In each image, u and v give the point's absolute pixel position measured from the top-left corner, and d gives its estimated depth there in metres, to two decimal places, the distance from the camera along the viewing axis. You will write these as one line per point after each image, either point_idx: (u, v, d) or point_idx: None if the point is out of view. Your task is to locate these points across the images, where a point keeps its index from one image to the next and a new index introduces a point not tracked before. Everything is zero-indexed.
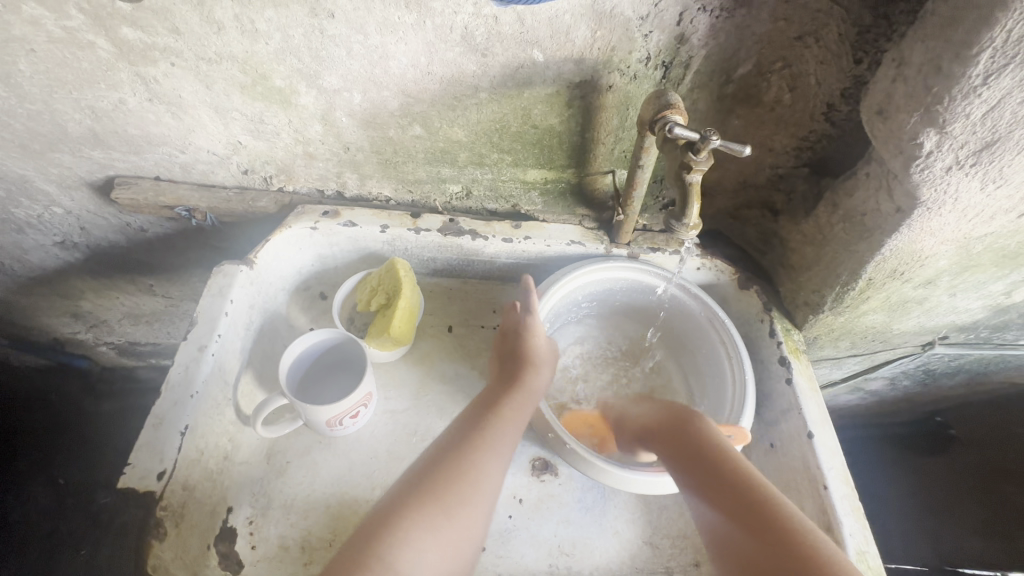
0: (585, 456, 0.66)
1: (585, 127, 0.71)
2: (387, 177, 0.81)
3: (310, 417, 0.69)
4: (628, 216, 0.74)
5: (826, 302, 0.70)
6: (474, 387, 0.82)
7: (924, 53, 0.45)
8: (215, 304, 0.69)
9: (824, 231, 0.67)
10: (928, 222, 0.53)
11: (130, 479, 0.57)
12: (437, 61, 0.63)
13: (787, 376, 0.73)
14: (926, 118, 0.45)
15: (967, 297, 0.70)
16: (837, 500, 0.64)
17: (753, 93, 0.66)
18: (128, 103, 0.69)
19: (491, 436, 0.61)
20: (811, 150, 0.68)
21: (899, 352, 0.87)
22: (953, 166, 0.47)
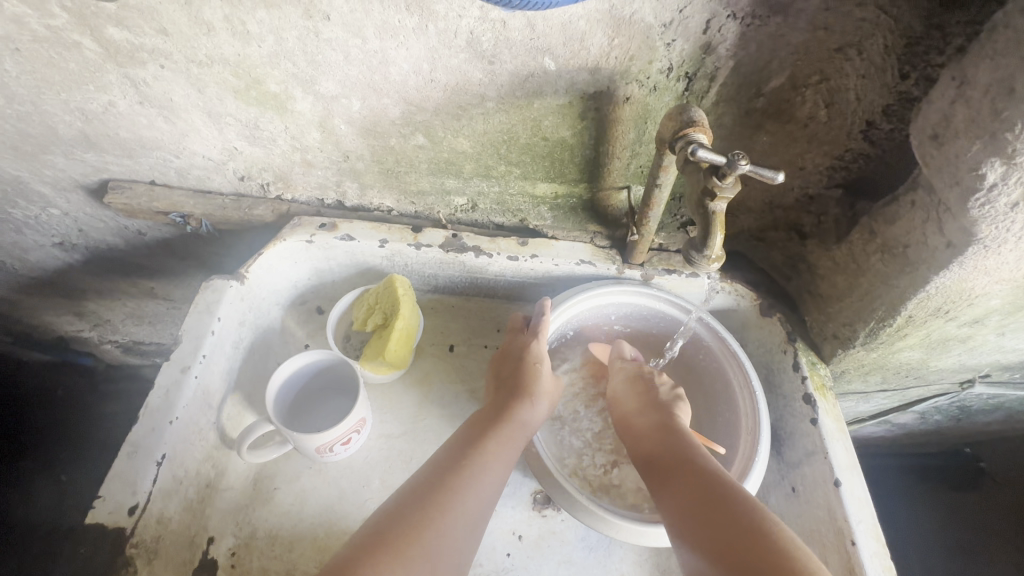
0: (585, 504, 0.62)
1: (599, 140, 0.66)
2: (389, 186, 0.77)
3: (298, 443, 0.65)
4: (643, 237, 0.69)
5: (858, 337, 0.64)
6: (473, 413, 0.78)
7: (992, 72, 0.39)
8: (202, 320, 0.66)
9: (859, 260, 0.61)
10: (983, 260, 0.47)
11: (99, 514, 0.54)
12: (441, 68, 0.58)
13: (812, 416, 0.67)
14: (992, 146, 0.40)
15: (1017, 337, 0.63)
16: (865, 560, 0.58)
17: (785, 108, 0.60)
18: (118, 106, 0.66)
19: (491, 464, 0.58)
20: (846, 170, 0.63)
21: (934, 388, 0.81)
22: (1020, 203, 0.40)
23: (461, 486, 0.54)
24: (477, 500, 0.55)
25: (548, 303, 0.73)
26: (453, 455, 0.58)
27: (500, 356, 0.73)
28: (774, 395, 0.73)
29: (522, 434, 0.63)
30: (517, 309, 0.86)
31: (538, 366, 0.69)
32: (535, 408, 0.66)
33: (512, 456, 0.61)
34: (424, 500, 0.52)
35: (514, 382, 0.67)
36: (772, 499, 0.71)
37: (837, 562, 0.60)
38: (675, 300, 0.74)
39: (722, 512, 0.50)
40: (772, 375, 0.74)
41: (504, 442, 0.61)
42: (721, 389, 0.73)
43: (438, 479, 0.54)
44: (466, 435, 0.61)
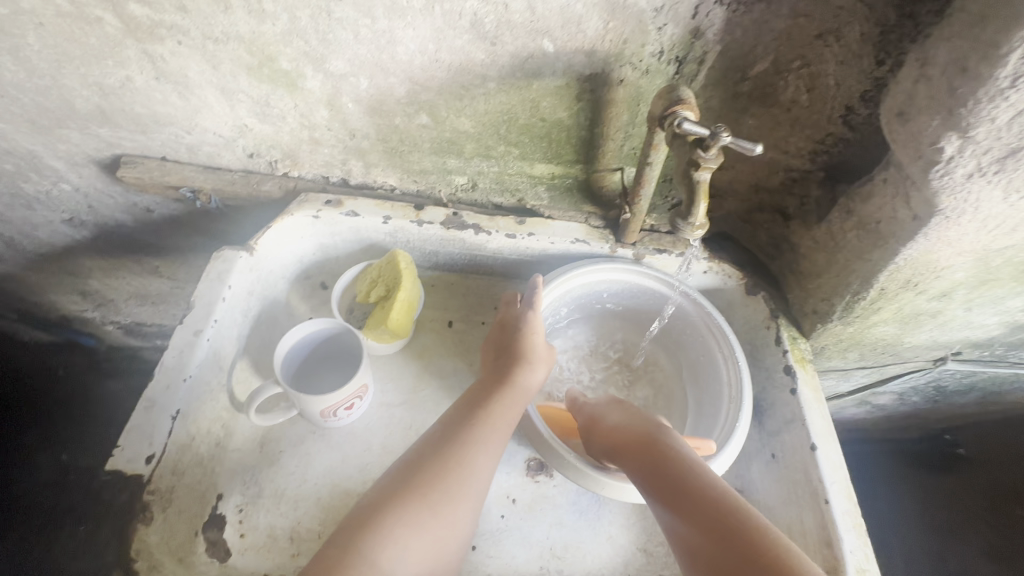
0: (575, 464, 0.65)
1: (594, 122, 0.70)
2: (392, 165, 0.80)
3: (304, 407, 0.69)
4: (635, 215, 0.72)
5: (836, 312, 0.68)
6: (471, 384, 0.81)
7: (950, 53, 0.43)
8: (214, 288, 0.69)
9: (837, 238, 0.65)
10: (946, 231, 0.50)
11: (118, 461, 0.57)
12: (445, 48, 0.62)
13: (792, 387, 0.71)
14: (949, 121, 0.43)
15: (983, 312, 0.67)
16: (837, 517, 0.62)
17: (769, 92, 0.64)
18: (134, 81, 0.68)
19: (484, 438, 0.60)
20: (828, 154, 0.66)
21: (909, 366, 0.85)
22: (974, 173, 0.45)
23: (460, 455, 0.58)
24: (477, 469, 0.59)
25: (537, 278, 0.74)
26: (449, 428, 0.61)
27: (494, 328, 0.74)
28: (757, 368, 0.77)
29: (522, 400, 0.66)
30: (514, 288, 0.89)
31: (531, 337, 0.71)
32: (532, 374, 0.69)
33: (513, 421, 0.64)
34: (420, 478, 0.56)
35: (509, 353, 0.70)
36: (754, 466, 0.75)
37: (812, 520, 0.64)
38: (665, 279, 0.78)
39: (697, 492, 0.54)
40: (756, 350, 0.78)
41: (503, 409, 0.64)
42: (707, 364, 0.77)
43: (433, 455, 0.58)
44: (464, 405, 0.64)
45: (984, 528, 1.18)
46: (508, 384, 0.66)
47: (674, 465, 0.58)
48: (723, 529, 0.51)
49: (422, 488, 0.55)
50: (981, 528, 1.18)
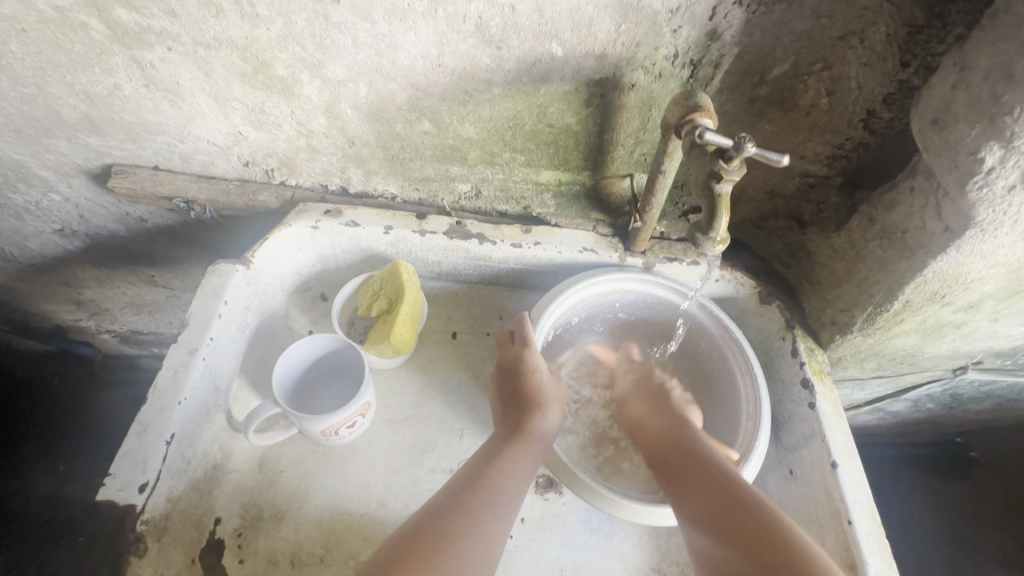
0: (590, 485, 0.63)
1: (603, 127, 0.67)
2: (393, 173, 0.77)
3: (305, 426, 0.66)
4: (646, 223, 0.70)
5: (856, 323, 0.66)
6: (476, 398, 0.79)
7: (992, 57, 0.41)
8: (209, 303, 0.66)
9: (858, 247, 0.62)
10: (980, 244, 0.48)
11: (109, 491, 0.54)
12: (448, 52, 0.59)
13: (810, 401, 0.69)
14: (991, 130, 0.41)
15: (1010, 323, 0.64)
16: (861, 538, 0.59)
17: (787, 95, 0.61)
18: (123, 89, 0.65)
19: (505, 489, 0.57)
20: (846, 159, 0.64)
21: (927, 375, 0.82)
22: (1017, 185, 0.42)
23: (476, 513, 0.54)
24: (493, 527, 0.54)
25: (525, 316, 0.72)
26: (465, 481, 0.57)
27: (497, 373, 0.71)
28: (772, 380, 0.74)
29: (537, 450, 0.63)
30: (519, 298, 0.87)
31: (537, 378, 0.68)
32: (547, 421, 0.66)
33: (527, 474, 0.61)
34: (437, 532, 0.51)
35: (518, 399, 0.67)
36: (770, 482, 0.72)
37: (833, 541, 0.62)
38: (677, 289, 0.76)
39: (717, 484, 0.56)
40: (771, 361, 0.75)
41: (519, 460, 0.61)
42: (722, 374, 0.75)
43: (448, 510, 0.53)
44: (480, 459, 0.61)
45: (1000, 536, 1.17)
46: (528, 429, 0.64)
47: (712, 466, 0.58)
48: (742, 518, 0.51)
49: (439, 543, 0.50)
50: (997, 537, 1.17)
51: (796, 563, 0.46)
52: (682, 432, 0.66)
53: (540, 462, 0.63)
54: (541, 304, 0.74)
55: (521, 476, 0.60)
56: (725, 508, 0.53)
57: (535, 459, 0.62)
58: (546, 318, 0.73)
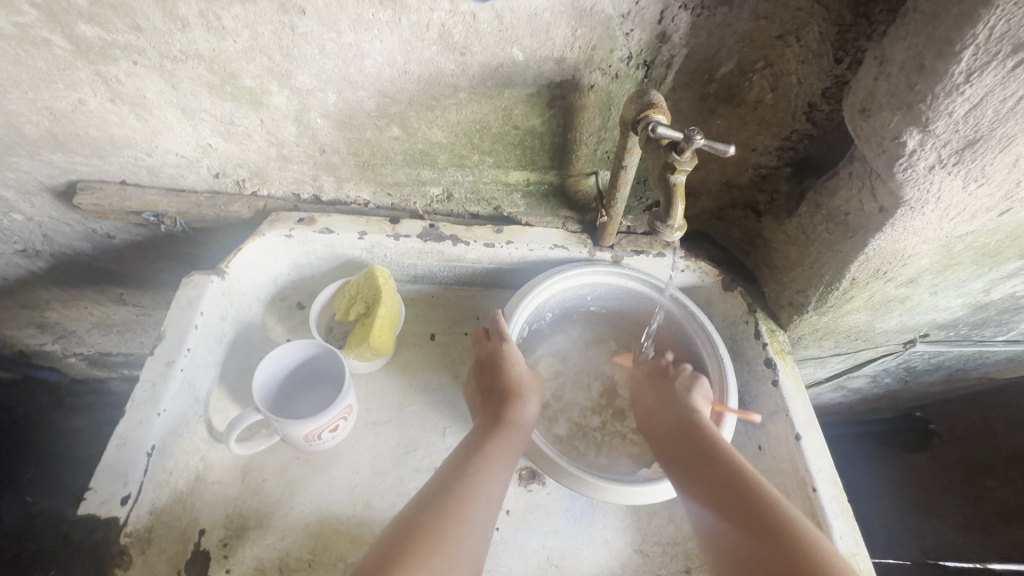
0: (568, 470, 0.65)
1: (567, 128, 0.70)
2: (365, 179, 0.79)
3: (287, 432, 0.66)
4: (612, 218, 0.73)
5: (810, 303, 0.70)
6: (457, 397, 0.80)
7: (906, 51, 0.45)
8: (184, 315, 0.66)
9: (808, 231, 0.67)
10: (911, 222, 0.52)
11: (90, 505, 0.54)
12: (414, 60, 0.61)
13: (773, 378, 0.73)
14: (910, 117, 0.45)
15: (948, 295, 0.70)
16: (825, 504, 0.63)
17: (735, 92, 0.65)
18: (88, 104, 0.65)
19: (492, 473, 0.60)
20: (794, 150, 0.68)
21: (881, 350, 0.88)
22: (935, 165, 0.46)
23: (467, 495, 0.56)
24: (483, 513, 0.56)
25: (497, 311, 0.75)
26: (451, 471, 0.59)
27: (476, 369, 0.74)
28: (738, 363, 0.78)
29: (520, 436, 0.65)
30: (495, 297, 0.89)
31: (515, 368, 0.70)
32: (529, 408, 0.68)
33: (512, 461, 0.63)
34: (429, 522, 0.53)
35: (497, 390, 0.69)
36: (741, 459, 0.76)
37: (801, 508, 0.65)
38: (644, 279, 0.78)
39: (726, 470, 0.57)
40: (737, 345, 0.79)
41: (504, 448, 0.63)
42: (689, 355, 0.78)
43: (437, 502, 0.55)
44: (468, 445, 0.63)
45: (955, 500, 1.23)
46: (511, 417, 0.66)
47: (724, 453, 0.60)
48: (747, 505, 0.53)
49: (430, 531, 0.52)
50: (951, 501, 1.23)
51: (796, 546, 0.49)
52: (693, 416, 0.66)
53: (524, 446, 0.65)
54: (515, 299, 0.76)
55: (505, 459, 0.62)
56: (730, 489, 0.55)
57: (521, 442, 0.65)
58: (520, 313, 0.75)
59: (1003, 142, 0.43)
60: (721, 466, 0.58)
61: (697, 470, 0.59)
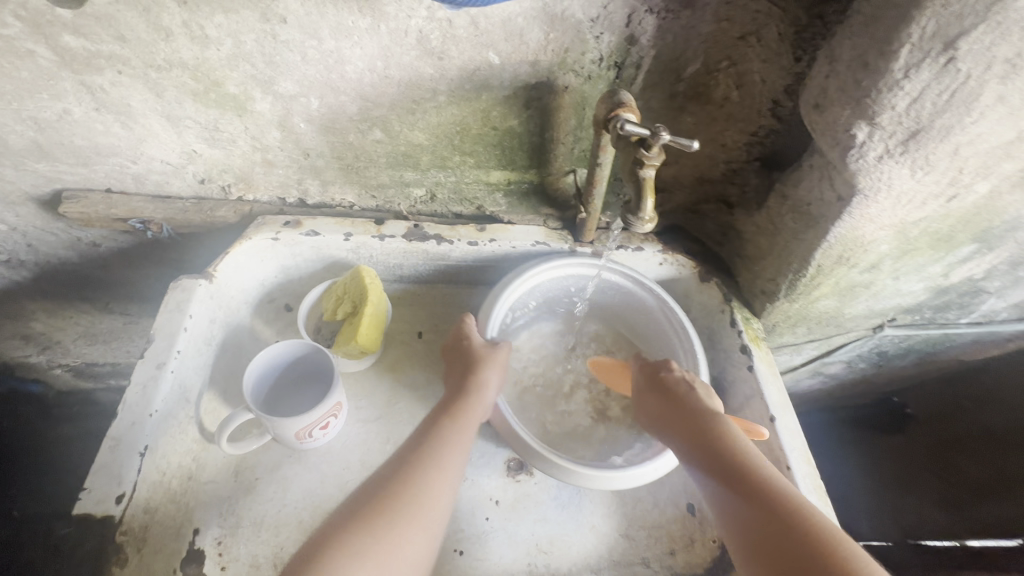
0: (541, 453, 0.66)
1: (544, 128, 0.73)
2: (349, 182, 0.80)
3: (277, 430, 0.68)
4: (591, 214, 0.76)
5: (781, 290, 0.73)
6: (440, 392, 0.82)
7: (852, 49, 0.48)
8: (173, 318, 0.68)
9: (776, 222, 0.70)
10: (867, 209, 0.55)
11: (85, 505, 0.55)
12: (394, 65, 0.63)
13: (748, 364, 0.76)
14: (858, 110, 0.48)
15: (909, 280, 0.73)
16: (798, 480, 0.66)
17: (702, 91, 0.68)
18: (73, 114, 0.66)
19: (445, 456, 0.60)
20: (761, 145, 0.71)
21: (852, 336, 0.92)
22: (884, 155, 0.49)
23: (413, 478, 0.56)
24: (439, 479, 0.58)
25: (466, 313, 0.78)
26: (409, 445, 0.61)
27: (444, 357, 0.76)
28: (716, 350, 0.81)
29: (480, 407, 0.67)
30: (480, 295, 0.91)
31: (474, 347, 0.72)
32: (490, 378, 0.70)
33: (466, 441, 0.63)
34: (375, 500, 0.54)
35: (460, 368, 0.71)
36: None
37: None
38: (625, 271, 0.81)
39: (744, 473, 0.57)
40: (714, 333, 0.82)
41: (462, 419, 0.65)
42: (660, 327, 0.81)
43: (393, 474, 0.57)
44: (423, 428, 0.64)
45: (930, 479, 1.28)
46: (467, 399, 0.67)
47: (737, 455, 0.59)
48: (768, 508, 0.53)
49: (382, 501, 0.54)
50: (927, 480, 1.29)
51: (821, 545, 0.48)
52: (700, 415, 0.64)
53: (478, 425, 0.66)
54: (488, 297, 0.78)
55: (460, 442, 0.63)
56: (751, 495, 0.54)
57: (475, 421, 0.66)
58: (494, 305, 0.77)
59: (943, 132, 0.46)
60: (734, 467, 0.57)
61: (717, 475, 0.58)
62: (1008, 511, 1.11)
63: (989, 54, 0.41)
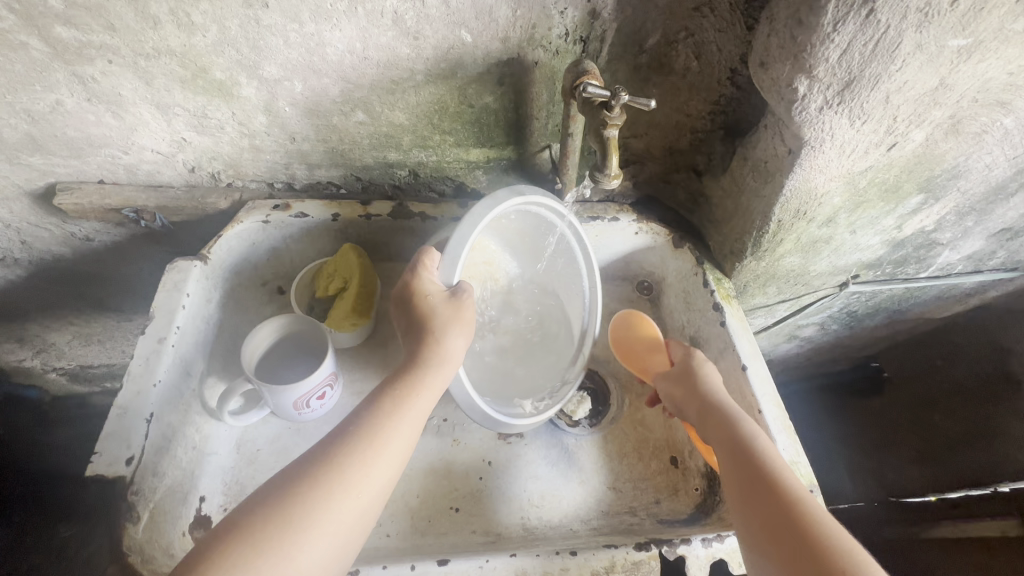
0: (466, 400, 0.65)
1: (518, 103, 0.77)
2: (335, 165, 0.84)
3: (274, 399, 0.71)
4: (566, 184, 0.79)
5: (747, 248, 0.78)
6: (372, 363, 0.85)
7: (787, 8, 0.53)
8: (171, 297, 0.71)
9: (739, 183, 0.75)
10: (815, 159, 0.60)
11: (98, 467, 0.58)
12: (372, 46, 0.67)
13: (721, 320, 0.80)
14: (797, 65, 0.53)
15: (866, 233, 0.78)
16: (770, 422, 0.70)
17: (665, 61, 0.73)
18: (65, 105, 0.69)
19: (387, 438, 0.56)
20: (724, 113, 0.75)
21: (820, 295, 0.97)
22: (823, 106, 0.55)
23: (346, 462, 0.53)
24: (360, 471, 0.53)
25: (428, 248, 0.66)
26: (341, 426, 0.56)
27: (395, 307, 0.66)
28: (691, 311, 0.86)
29: (432, 381, 0.61)
30: None
31: (430, 304, 0.62)
32: (450, 346, 0.62)
33: (412, 415, 0.59)
34: (299, 485, 0.51)
35: (414, 329, 0.63)
36: None
37: None
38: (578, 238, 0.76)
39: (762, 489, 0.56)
40: (688, 295, 0.86)
41: (409, 396, 0.59)
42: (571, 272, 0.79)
43: (329, 449, 0.54)
44: (371, 399, 0.59)
45: (912, 439, 1.33)
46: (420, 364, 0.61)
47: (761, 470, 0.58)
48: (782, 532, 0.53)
49: (310, 487, 0.50)
50: (908, 439, 1.33)
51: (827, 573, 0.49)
52: (729, 422, 0.64)
53: (433, 395, 0.61)
54: (459, 233, 0.63)
55: (407, 419, 0.58)
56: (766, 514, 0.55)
57: (428, 392, 0.61)
58: (456, 244, 0.63)
59: (872, 80, 0.52)
60: (758, 482, 0.57)
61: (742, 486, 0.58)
62: (986, 460, 1.21)
63: (903, 4, 0.47)
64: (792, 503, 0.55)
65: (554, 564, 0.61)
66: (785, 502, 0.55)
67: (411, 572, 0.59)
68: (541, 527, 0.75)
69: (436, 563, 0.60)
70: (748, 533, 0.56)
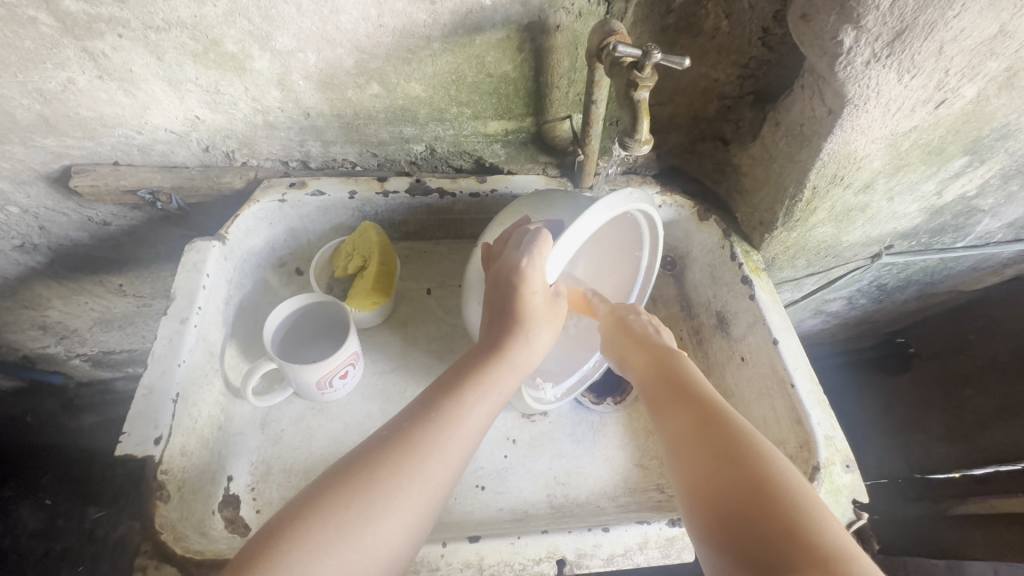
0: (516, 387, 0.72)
1: (539, 71, 0.74)
2: (350, 141, 0.82)
3: (299, 380, 0.70)
4: (589, 155, 0.76)
5: (778, 219, 0.75)
6: (391, 344, 0.84)
7: None
8: (191, 278, 0.70)
9: (771, 149, 0.71)
10: (858, 119, 0.58)
11: (127, 446, 0.58)
12: (387, 12, 0.64)
13: (751, 293, 0.77)
14: (843, 15, 0.50)
15: (904, 200, 0.75)
16: (803, 396, 0.68)
17: (693, 21, 0.69)
18: (77, 83, 0.67)
19: (462, 425, 0.53)
20: (754, 78, 0.73)
21: (851, 267, 0.93)
22: (871, 59, 0.52)
23: (424, 449, 0.50)
24: (441, 462, 0.51)
25: (546, 230, 0.59)
26: (418, 408, 0.54)
27: (490, 283, 0.62)
28: (718, 285, 0.83)
29: (512, 376, 0.60)
30: None
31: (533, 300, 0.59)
32: (527, 340, 0.61)
33: (489, 410, 0.56)
34: (376, 464, 0.49)
35: (505, 317, 0.61)
36: (727, 372, 0.81)
37: (782, 404, 0.70)
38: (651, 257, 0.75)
39: (701, 402, 0.54)
40: (715, 270, 0.84)
41: (486, 386, 0.57)
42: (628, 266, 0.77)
43: (403, 430, 0.52)
44: (443, 381, 0.58)
45: (937, 414, 1.28)
46: (503, 357, 0.60)
47: (697, 390, 0.56)
48: (711, 436, 0.50)
49: (382, 467, 0.49)
50: (933, 415, 1.28)
51: (758, 472, 0.46)
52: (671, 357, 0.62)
53: (511, 390, 0.59)
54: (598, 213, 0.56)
55: (484, 410, 0.56)
56: (698, 421, 0.52)
57: (506, 385, 0.59)
58: (571, 237, 0.55)
59: (926, 29, 0.49)
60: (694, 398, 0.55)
61: (675, 402, 0.55)
62: (1017, 437, 1.11)
63: None
64: (727, 419, 0.52)
65: (586, 541, 0.60)
66: (711, 418, 0.52)
67: (443, 549, 0.58)
68: (568, 504, 0.74)
69: (468, 539, 0.59)
70: (672, 440, 0.53)
